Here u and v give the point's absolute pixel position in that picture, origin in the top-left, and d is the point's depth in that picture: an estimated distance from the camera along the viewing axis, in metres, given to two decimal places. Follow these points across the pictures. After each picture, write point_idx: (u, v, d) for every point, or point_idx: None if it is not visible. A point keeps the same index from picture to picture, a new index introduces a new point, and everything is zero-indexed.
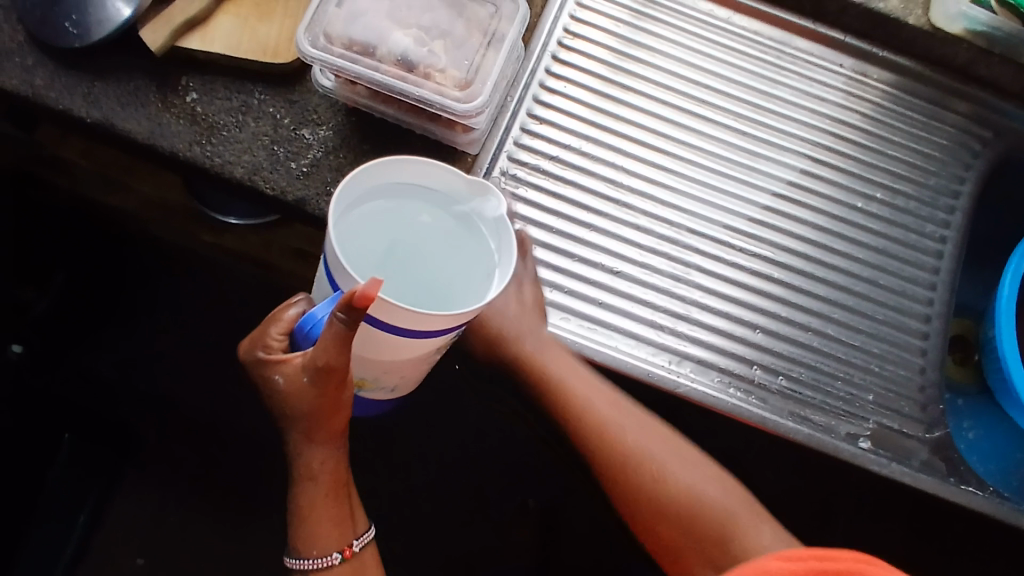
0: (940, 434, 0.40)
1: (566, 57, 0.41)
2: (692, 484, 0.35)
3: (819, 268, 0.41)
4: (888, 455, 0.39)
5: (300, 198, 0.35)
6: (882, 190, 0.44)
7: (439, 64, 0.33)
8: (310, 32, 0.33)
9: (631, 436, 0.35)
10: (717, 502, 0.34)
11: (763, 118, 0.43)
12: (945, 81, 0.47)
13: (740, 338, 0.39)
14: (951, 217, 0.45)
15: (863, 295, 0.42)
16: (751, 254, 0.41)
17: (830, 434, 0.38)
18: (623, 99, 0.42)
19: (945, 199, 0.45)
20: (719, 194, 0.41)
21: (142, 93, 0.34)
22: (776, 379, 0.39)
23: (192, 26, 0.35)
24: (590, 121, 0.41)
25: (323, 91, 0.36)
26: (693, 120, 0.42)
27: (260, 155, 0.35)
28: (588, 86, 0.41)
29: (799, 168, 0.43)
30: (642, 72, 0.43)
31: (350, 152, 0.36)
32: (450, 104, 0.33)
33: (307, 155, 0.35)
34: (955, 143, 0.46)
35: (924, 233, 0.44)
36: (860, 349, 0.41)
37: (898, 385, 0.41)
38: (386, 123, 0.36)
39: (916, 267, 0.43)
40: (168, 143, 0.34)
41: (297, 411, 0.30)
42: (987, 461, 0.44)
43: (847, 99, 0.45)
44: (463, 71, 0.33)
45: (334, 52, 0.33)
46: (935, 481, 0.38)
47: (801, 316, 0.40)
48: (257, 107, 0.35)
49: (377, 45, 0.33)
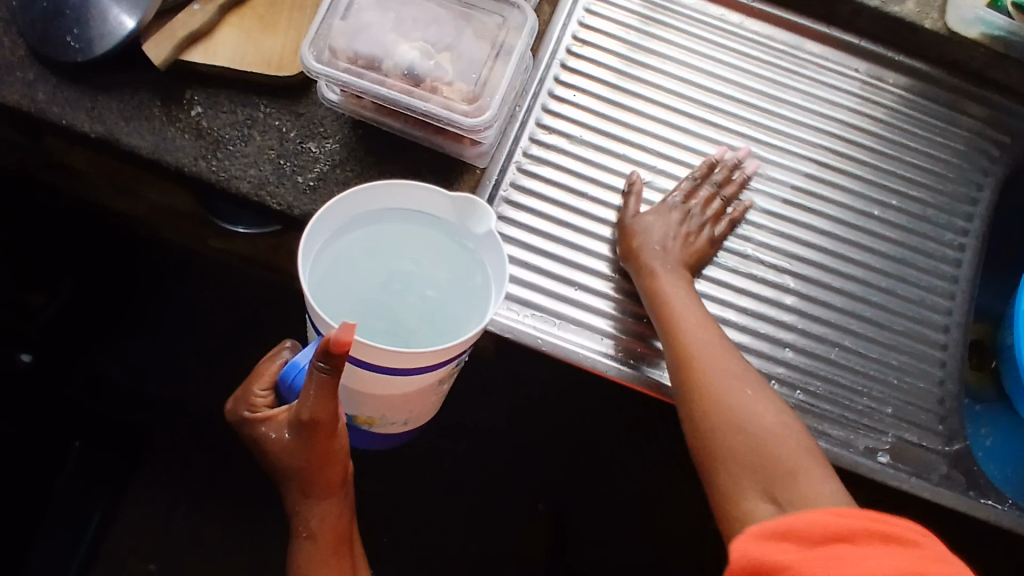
0: (959, 447, 0.37)
1: (575, 64, 0.41)
2: (776, 433, 0.29)
3: (832, 277, 0.39)
4: (907, 470, 0.36)
5: (307, 213, 0.34)
6: (897, 197, 0.42)
7: (446, 77, 0.32)
8: (315, 47, 0.32)
9: (731, 380, 0.31)
10: (789, 453, 0.28)
11: (773, 124, 0.42)
12: (966, 86, 0.44)
13: (750, 349, 0.37)
14: (970, 224, 0.42)
15: (883, 307, 0.39)
16: (758, 261, 0.39)
17: (848, 449, 0.35)
18: (631, 107, 0.41)
19: (966, 208, 0.42)
20: None
21: (147, 108, 0.35)
22: (794, 393, 0.36)
23: (196, 40, 0.35)
24: (597, 130, 0.40)
25: (329, 105, 0.35)
26: (698, 127, 0.41)
27: (266, 169, 0.35)
28: (597, 94, 0.41)
29: (810, 174, 0.41)
30: (650, 78, 0.42)
31: (356, 165, 0.35)
32: (457, 119, 0.31)
33: (314, 168, 0.35)
34: (972, 149, 0.44)
35: (943, 241, 0.41)
36: (879, 361, 0.38)
37: (918, 398, 0.38)
38: (392, 136, 0.36)
39: (934, 276, 0.41)
40: (173, 157, 0.34)
41: (291, 467, 0.33)
42: (1005, 470, 0.41)
43: (857, 104, 0.43)
44: (471, 84, 0.32)
45: (339, 67, 0.32)
46: (954, 495, 0.35)
47: (817, 328, 0.38)
48: (262, 121, 0.36)
49: (383, 59, 0.32)
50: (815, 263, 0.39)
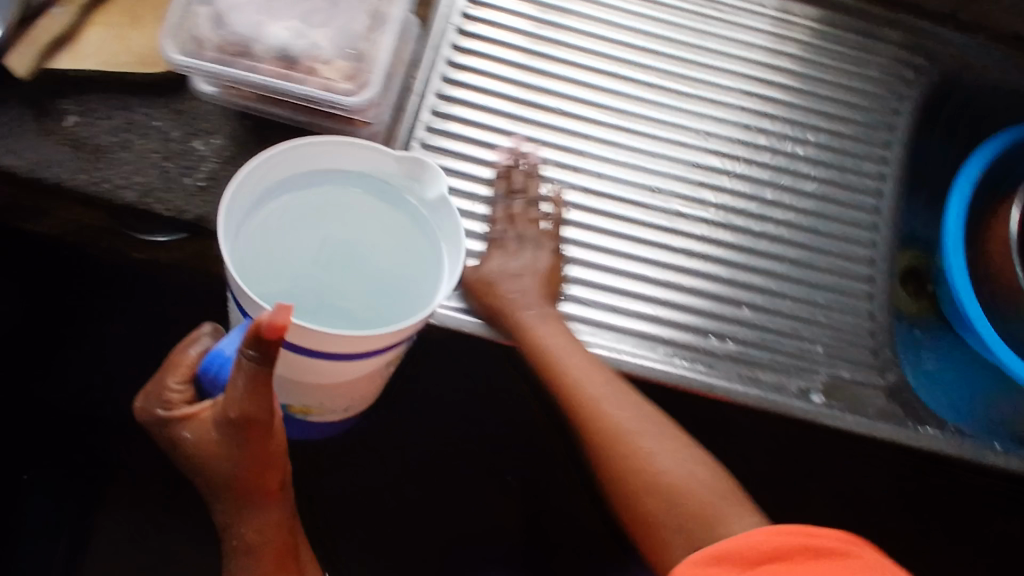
0: (895, 378, 0.37)
1: (474, 30, 0.39)
2: (677, 472, 0.30)
3: (754, 221, 0.38)
4: (843, 407, 0.35)
5: (199, 216, 0.33)
6: (814, 133, 0.41)
7: (323, 55, 0.30)
8: (178, 38, 0.29)
9: (621, 417, 0.31)
10: (695, 490, 0.29)
11: (687, 72, 0.41)
12: (877, 10, 0.44)
13: (675, 304, 0.36)
14: (890, 151, 0.42)
15: (810, 247, 0.39)
16: (676, 213, 0.38)
17: (781, 393, 0.35)
18: (545, 69, 0.39)
19: (884, 134, 0.42)
20: (643, 155, 0.39)
21: (15, 124, 0.32)
22: (723, 344, 0.35)
23: (59, 45, 0.33)
24: (508, 96, 0.38)
25: (208, 98, 0.34)
26: (613, 81, 0.40)
27: (152, 175, 0.33)
28: (507, 60, 0.39)
29: (729, 119, 0.40)
30: (560, 38, 0.40)
31: (246, 160, 0.34)
32: (338, 99, 0.30)
33: (202, 168, 0.33)
34: (890, 75, 0.43)
35: (864, 171, 0.41)
36: (807, 301, 0.37)
37: (848, 332, 0.37)
38: (280, 125, 0.34)
39: (857, 209, 0.40)
40: (52, 173, 0.32)
41: (220, 473, 0.31)
42: (950, 393, 0.42)
43: (768, 44, 0.42)
44: (350, 60, 0.30)
45: (206, 57, 0.29)
46: (895, 428, 0.35)
47: (742, 276, 0.37)
48: (142, 124, 0.34)
49: (253, 43, 0.30)
50: (731, 210, 0.38)
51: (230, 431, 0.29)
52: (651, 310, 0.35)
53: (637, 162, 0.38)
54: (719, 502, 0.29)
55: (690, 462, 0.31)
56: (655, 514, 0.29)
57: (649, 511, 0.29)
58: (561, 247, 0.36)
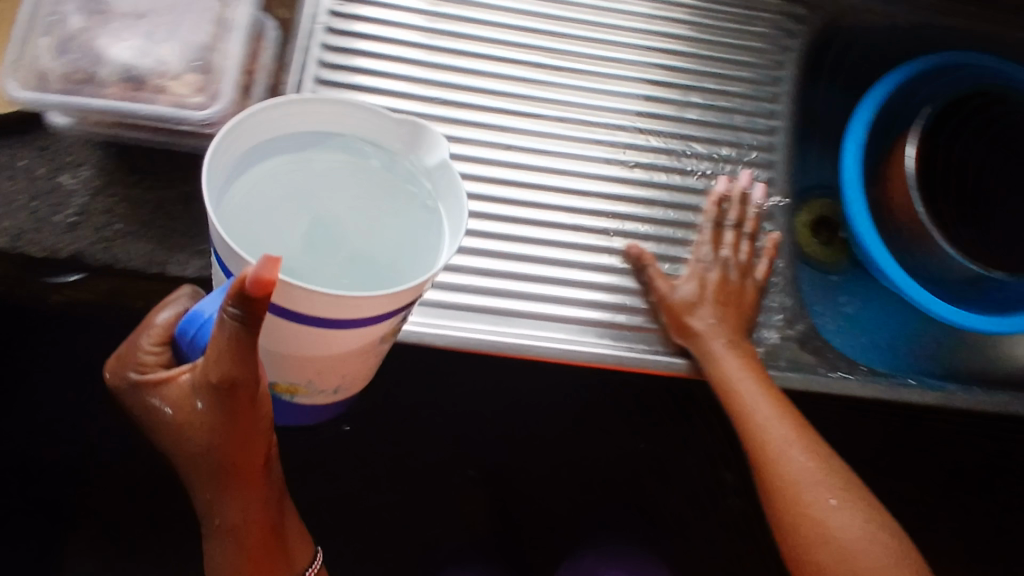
0: (803, 327, 0.39)
1: (362, 30, 0.40)
2: (831, 519, 0.33)
3: (656, 206, 0.40)
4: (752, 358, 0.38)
5: (76, 252, 0.32)
6: (706, 95, 0.43)
7: (170, 71, 0.30)
8: (15, 75, 0.29)
9: (798, 461, 0.35)
10: (852, 540, 0.33)
11: (587, 51, 0.43)
12: None
13: (582, 285, 0.38)
14: (777, 104, 0.44)
15: (705, 213, 0.41)
16: (581, 194, 0.40)
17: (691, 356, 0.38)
18: (453, 65, 0.40)
19: (769, 90, 0.44)
20: (552, 140, 0.40)
21: None
22: (635, 317, 0.38)
23: None
24: (420, 94, 0.39)
25: (62, 131, 0.33)
26: (515, 68, 0.41)
27: (20, 217, 0.31)
28: (414, 60, 0.40)
29: (640, 95, 0.42)
30: (459, 30, 0.41)
31: (118, 189, 0.33)
32: (188, 115, 0.29)
33: (73, 203, 0.32)
34: (775, 30, 0.45)
35: (753, 129, 0.43)
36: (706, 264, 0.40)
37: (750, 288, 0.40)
38: (147, 148, 0.34)
39: (750, 166, 0.42)
40: None
41: (195, 446, 0.30)
42: (876, 334, 0.43)
43: (638, 12, 0.44)
44: (198, 72, 0.30)
45: (46, 90, 0.29)
46: (803, 376, 0.37)
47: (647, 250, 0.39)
48: (5, 166, 0.32)
49: (95, 68, 0.29)
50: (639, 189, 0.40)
51: (207, 398, 0.27)
52: (564, 293, 0.37)
53: (526, 143, 0.40)
54: (880, 556, 0.32)
55: (876, 522, 0.33)
56: (808, 552, 0.33)
57: (802, 544, 0.33)
58: (475, 241, 0.37)
